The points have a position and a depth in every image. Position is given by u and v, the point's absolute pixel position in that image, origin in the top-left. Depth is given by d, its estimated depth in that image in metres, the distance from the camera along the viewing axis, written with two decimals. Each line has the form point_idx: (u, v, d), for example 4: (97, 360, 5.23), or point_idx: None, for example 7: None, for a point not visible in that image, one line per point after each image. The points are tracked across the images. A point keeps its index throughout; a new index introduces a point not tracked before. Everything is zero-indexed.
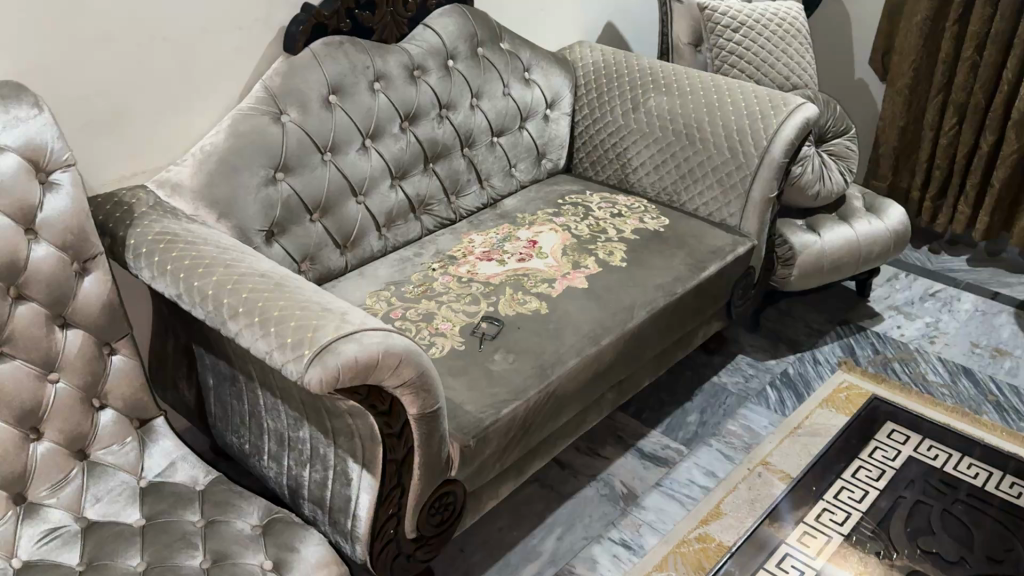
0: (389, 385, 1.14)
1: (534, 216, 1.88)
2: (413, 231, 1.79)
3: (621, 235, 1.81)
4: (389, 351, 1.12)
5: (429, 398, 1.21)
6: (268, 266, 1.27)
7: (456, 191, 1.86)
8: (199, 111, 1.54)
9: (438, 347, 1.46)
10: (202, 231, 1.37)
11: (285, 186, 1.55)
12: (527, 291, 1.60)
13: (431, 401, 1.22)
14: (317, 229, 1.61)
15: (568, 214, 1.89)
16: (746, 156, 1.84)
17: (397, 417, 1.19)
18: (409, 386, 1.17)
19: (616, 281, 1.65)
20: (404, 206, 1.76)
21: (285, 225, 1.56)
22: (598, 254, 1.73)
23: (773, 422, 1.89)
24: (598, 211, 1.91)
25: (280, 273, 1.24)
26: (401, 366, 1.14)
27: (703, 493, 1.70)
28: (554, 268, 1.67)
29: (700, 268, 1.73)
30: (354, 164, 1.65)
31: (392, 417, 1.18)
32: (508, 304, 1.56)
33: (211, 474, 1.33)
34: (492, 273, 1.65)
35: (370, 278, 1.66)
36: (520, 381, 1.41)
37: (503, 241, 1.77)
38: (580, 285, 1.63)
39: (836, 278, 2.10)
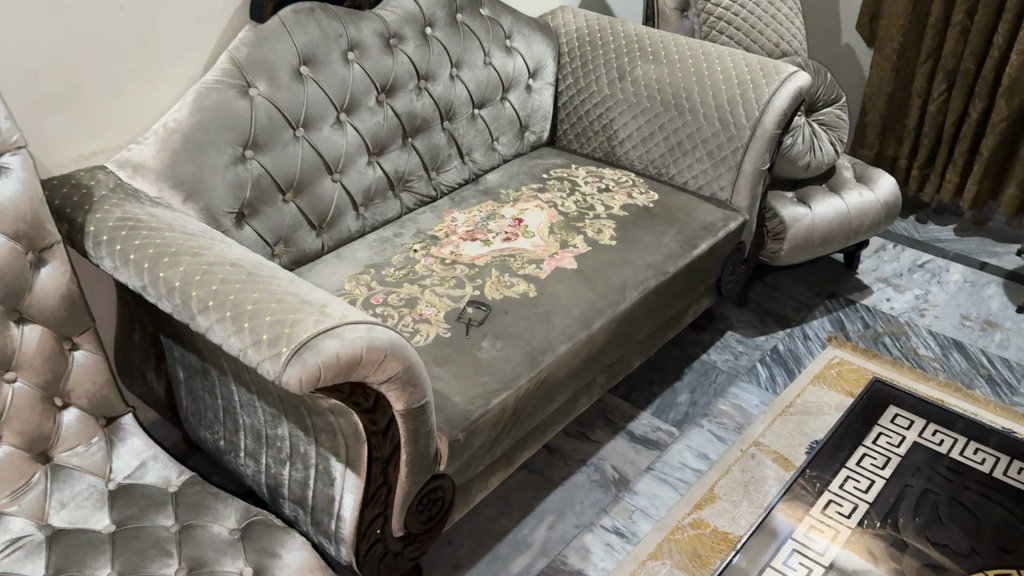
0: (374, 380, 1.07)
1: (518, 192, 1.80)
2: (393, 210, 1.71)
3: (609, 211, 1.74)
4: (373, 345, 1.04)
5: (416, 392, 1.14)
6: (241, 254, 1.18)
7: (437, 167, 1.78)
8: (160, 85, 1.44)
9: (423, 334, 1.39)
10: (167, 215, 1.28)
11: (255, 164, 1.46)
12: (514, 273, 1.53)
13: (418, 395, 1.15)
14: (290, 209, 1.53)
15: (553, 189, 1.82)
16: (738, 127, 1.77)
17: (383, 413, 1.12)
18: (395, 380, 1.10)
19: (606, 260, 1.59)
20: (383, 184, 1.67)
21: (256, 206, 1.47)
22: (586, 232, 1.66)
23: (765, 401, 1.84)
24: (584, 186, 1.84)
25: (254, 262, 1.16)
26: (386, 361, 1.07)
27: (695, 476, 1.65)
28: (542, 248, 1.60)
29: (692, 245, 1.67)
30: (329, 141, 1.55)
31: (377, 414, 1.11)
32: (494, 287, 1.49)
33: (184, 474, 1.26)
34: (477, 253, 1.58)
35: (347, 261, 1.58)
36: (510, 369, 1.34)
37: (487, 219, 1.70)
38: (570, 266, 1.56)
39: (827, 251, 2.05)
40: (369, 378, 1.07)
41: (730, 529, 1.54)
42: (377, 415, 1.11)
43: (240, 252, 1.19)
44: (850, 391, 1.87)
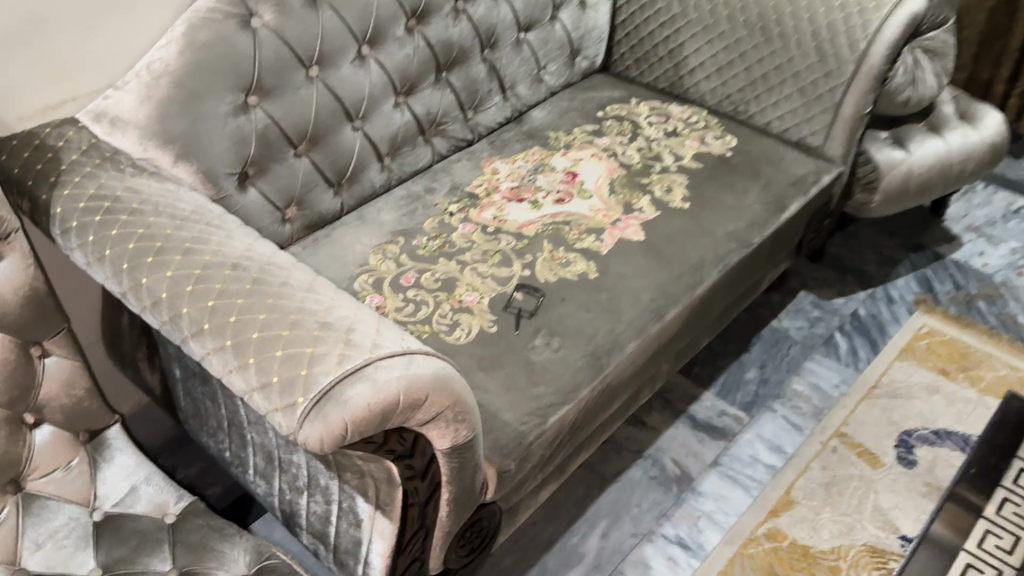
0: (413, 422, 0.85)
1: (571, 137, 1.53)
2: (423, 158, 1.45)
3: (680, 163, 1.47)
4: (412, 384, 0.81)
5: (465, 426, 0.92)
6: (242, 251, 0.94)
7: (475, 105, 1.51)
8: (143, 14, 1.16)
9: (464, 329, 1.16)
10: (153, 188, 1.03)
11: (260, 113, 1.20)
12: (571, 247, 1.28)
13: (467, 431, 0.92)
14: (303, 166, 1.27)
15: (611, 132, 1.54)
16: (839, 61, 1.46)
17: (423, 453, 0.90)
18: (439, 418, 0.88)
19: (679, 230, 1.33)
20: (412, 130, 1.41)
21: (263, 164, 1.22)
22: (654, 192, 1.40)
23: (846, 380, 1.62)
24: (647, 129, 1.56)
25: (259, 263, 0.92)
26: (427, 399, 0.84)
27: (769, 475, 1.45)
28: (602, 214, 1.34)
29: (779, 208, 1.40)
30: (349, 81, 1.28)
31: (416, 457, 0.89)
32: (547, 266, 1.25)
33: (184, 500, 1.06)
34: (526, 219, 1.33)
35: (372, 226, 1.34)
36: (570, 377, 1.11)
37: (535, 172, 1.44)
38: (637, 239, 1.30)
39: (920, 200, 1.78)
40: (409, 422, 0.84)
41: (810, 542, 1.35)
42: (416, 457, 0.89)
43: (242, 247, 0.95)
44: (942, 368, 1.64)
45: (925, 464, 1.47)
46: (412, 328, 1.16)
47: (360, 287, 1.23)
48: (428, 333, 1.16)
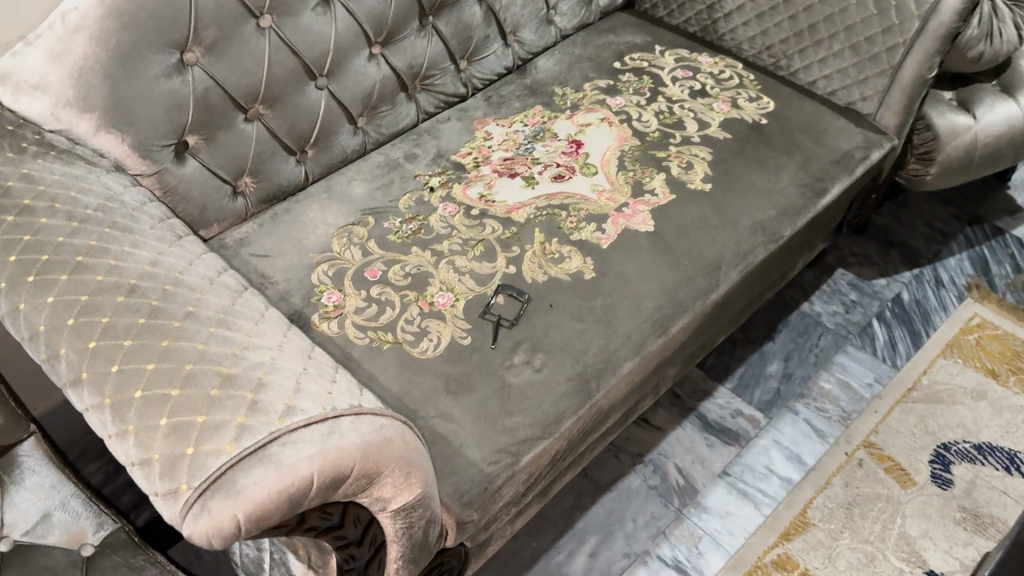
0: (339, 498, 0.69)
1: (579, 95, 1.32)
2: (406, 118, 1.26)
3: (703, 132, 1.26)
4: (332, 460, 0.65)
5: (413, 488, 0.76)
6: (147, 267, 0.77)
7: (469, 55, 1.30)
8: None
9: (431, 340, 0.99)
10: (56, 173, 0.86)
11: (200, 72, 1.01)
12: (566, 238, 1.10)
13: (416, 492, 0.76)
14: (256, 132, 1.09)
15: (627, 90, 1.33)
16: (901, 14, 1.22)
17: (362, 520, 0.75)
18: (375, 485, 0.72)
19: (695, 219, 1.14)
20: (390, 86, 1.21)
21: (207, 132, 1.04)
22: (670, 170, 1.20)
23: (880, 379, 1.44)
24: (669, 87, 1.34)
25: (163, 287, 0.75)
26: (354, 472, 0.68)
27: (784, 490, 1.29)
28: (607, 197, 1.15)
29: (816, 193, 1.20)
30: (310, 32, 1.08)
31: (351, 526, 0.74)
32: (535, 262, 1.07)
33: (104, 529, 0.93)
34: (517, 201, 1.14)
35: (340, 202, 1.16)
36: (551, 404, 0.95)
37: (533, 139, 1.24)
38: (645, 229, 1.12)
39: (984, 171, 1.55)
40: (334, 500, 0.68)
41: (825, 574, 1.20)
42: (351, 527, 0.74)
43: (147, 262, 0.78)
44: (991, 368, 1.45)
45: (963, 484, 1.30)
46: (374, 335, 1.00)
47: (318, 279, 1.06)
48: (391, 343, 0.99)
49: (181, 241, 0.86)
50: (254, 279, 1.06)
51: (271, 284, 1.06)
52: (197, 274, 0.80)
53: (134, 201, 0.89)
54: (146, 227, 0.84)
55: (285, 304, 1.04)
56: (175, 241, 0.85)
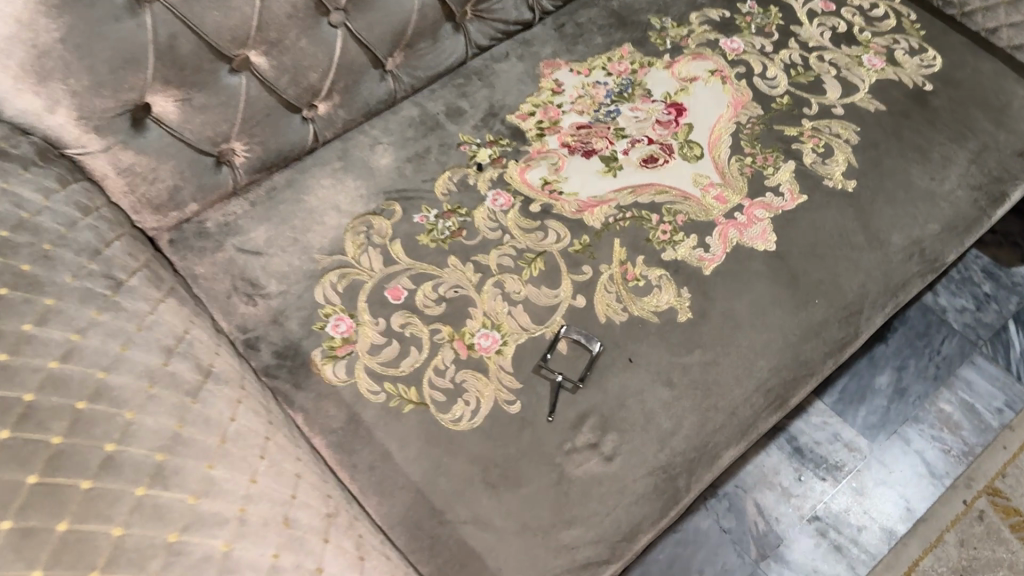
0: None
1: (683, 31, 0.99)
2: (451, 56, 0.95)
3: (847, 100, 0.94)
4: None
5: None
6: (55, 366, 0.52)
7: None
8: None
9: (468, 403, 0.75)
10: None
11: (164, 12, 0.70)
12: (655, 258, 0.82)
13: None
14: (245, 87, 0.80)
15: (747, 28, 1.00)
16: None
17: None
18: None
19: (831, 236, 0.85)
20: (431, 17, 0.89)
21: (178, 91, 0.76)
22: (802, 157, 0.89)
23: (1012, 403, 1.18)
24: (804, 27, 1.00)
25: (72, 409, 0.50)
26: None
27: (885, 545, 1.07)
28: (714, 196, 0.86)
29: (993, 200, 0.90)
30: None
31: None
32: (612, 292, 0.80)
33: None
34: (593, 194, 0.85)
35: (358, 177, 0.88)
36: (624, 512, 0.71)
37: (619, 97, 0.93)
38: (763, 249, 0.83)
39: None
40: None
41: None
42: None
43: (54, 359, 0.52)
44: None
45: None
46: (393, 389, 0.75)
47: (324, 296, 0.80)
48: (417, 403, 0.74)
49: (119, 296, 0.60)
50: (241, 289, 0.81)
51: (262, 297, 0.80)
52: (132, 369, 0.55)
53: (57, 221, 0.62)
54: (68, 277, 0.58)
55: (279, 329, 0.79)
56: (108, 299, 0.59)
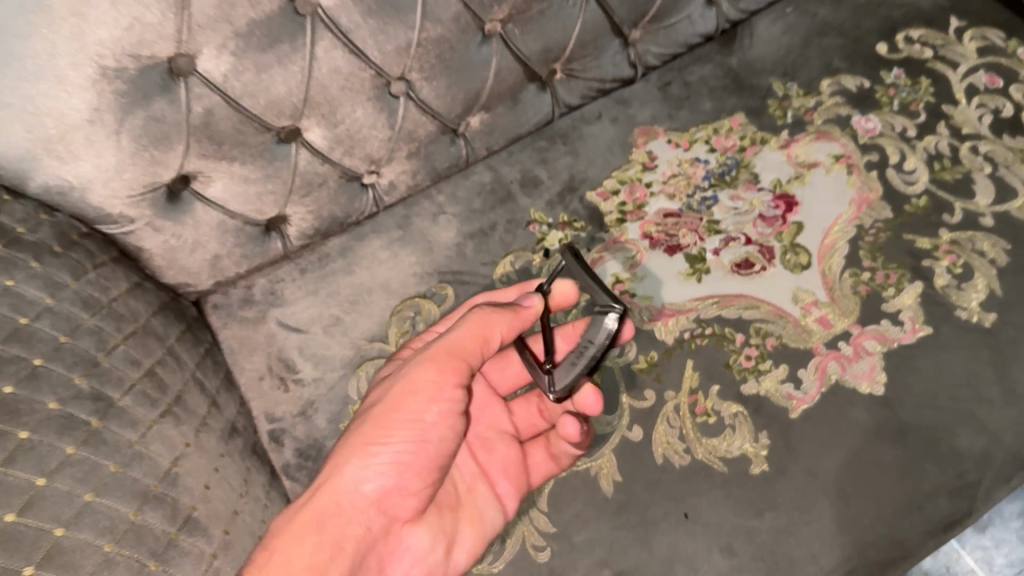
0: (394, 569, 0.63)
1: (809, 103, 0.86)
2: (544, 112, 0.85)
3: (1001, 208, 0.78)
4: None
5: (397, 393, 0.59)
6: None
7: (646, 21, 0.84)
8: None
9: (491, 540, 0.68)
10: None
11: (201, 85, 0.63)
12: (733, 390, 0.70)
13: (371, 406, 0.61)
14: (297, 159, 0.72)
15: (889, 103, 0.85)
16: None
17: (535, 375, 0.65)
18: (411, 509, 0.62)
19: (955, 386, 0.70)
20: (510, 82, 0.79)
21: (220, 166, 0.69)
22: (932, 279, 0.75)
23: None
24: (960, 106, 0.85)
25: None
26: (311, 524, 0.57)
27: None
28: (817, 318, 0.73)
29: None
30: (392, 8, 0.67)
31: (506, 491, 0.69)
32: (676, 428, 0.69)
33: None
34: (670, 301, 0.75)
35: (416, 251, 0.80)
36: None
37: (725, 176, 0.82)
38: (867, 391, 0.70)
39: None
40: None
41: None
42: (513, 493, 0.68)
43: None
44: None
45: None
46: None
47: (357, 390, 0.73)
48: None
49: (86, 380, 0.56)
50: (274, 371, 0.75)
51: (294, 384, 0.74)
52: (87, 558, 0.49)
53: (57, 326, 0.58)
54: (35, 357, 0.55)
55: (306, 424, 0.72)
56: (77, 390, 0.56)
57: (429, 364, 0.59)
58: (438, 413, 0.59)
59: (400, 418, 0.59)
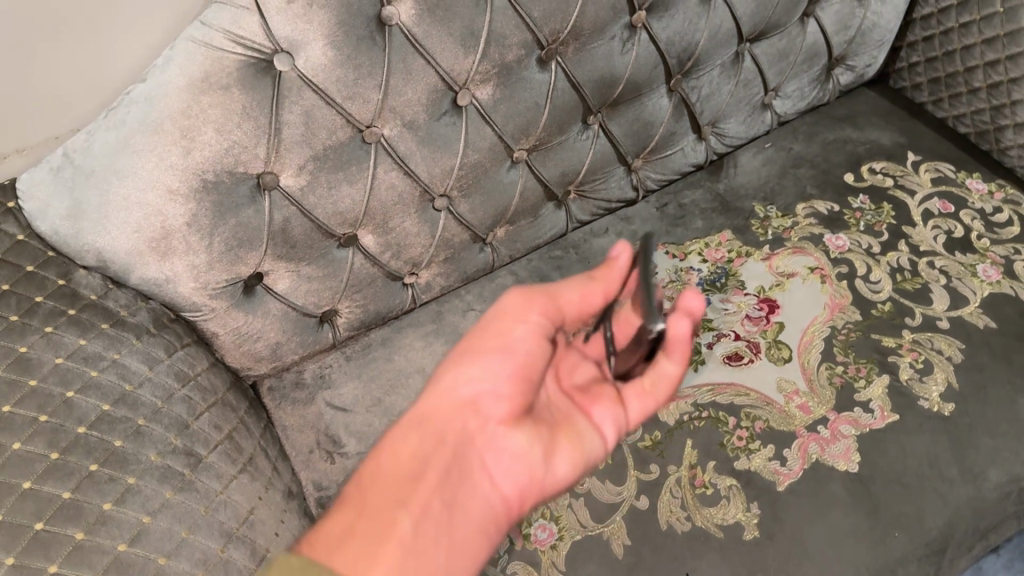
0: (498, 471, 0.61)
1: (787, 222, 1.00)
2: (558, 226, 0.99)
3: (955, 313, 0.90)
4: (430, 491, 0.58)
5: (484, 329, 0.68)
6: (108, 508, 0.60)
7: (646, 152, 0.99)
8: (124, 38, 0.76)
9: None
10: (61, 364, 0.65)
11: (281, 197, 0.76)
12: (726, 465, 0.81)
13: None
14: (352, 260, 0.85)
15: (856, 223, 0.99)
16: None
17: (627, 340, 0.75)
18: (506, 412, 0.63)
19: (920, 464, 0.80)
20: (532, 200, 0.93)
21: (289, 264, 0.81)
22: (898, 372, 0.86)
23: None
24: (917, 228, 0.99)
25: (73, 539, 0.57)
26: (406, 429, 0.63)
27: None
28: (798, 404, 0.84)
29: None
30: (440, 139, 0.81)
31: (603, 418, 0.68)
32: (678, 497, 0.79)
33: None
34: None
35: (447, 343, 0.91)
36: None
37: (716, 282, 0.95)
38: (844, 467, 0.80)
39: None
40: (491, 484, 0.61)
41: None
42: (609, 419, 0.68)
43: (82, 489, 0.60)
44: None
45: None
46: None
47: None
48: None
49: (179, 439, 0.68)
50: (323, 445, 0.84)
51: (340, 456, 0.84)
52: None
53: (155, 394, 0.69)
54: (138, 418, 0.66)
55: None
56: (173, 445, 0.67)
57: (519, 296, 0.69)
58: (518, 341, 0.67)
59: (485, 333, 0.68)
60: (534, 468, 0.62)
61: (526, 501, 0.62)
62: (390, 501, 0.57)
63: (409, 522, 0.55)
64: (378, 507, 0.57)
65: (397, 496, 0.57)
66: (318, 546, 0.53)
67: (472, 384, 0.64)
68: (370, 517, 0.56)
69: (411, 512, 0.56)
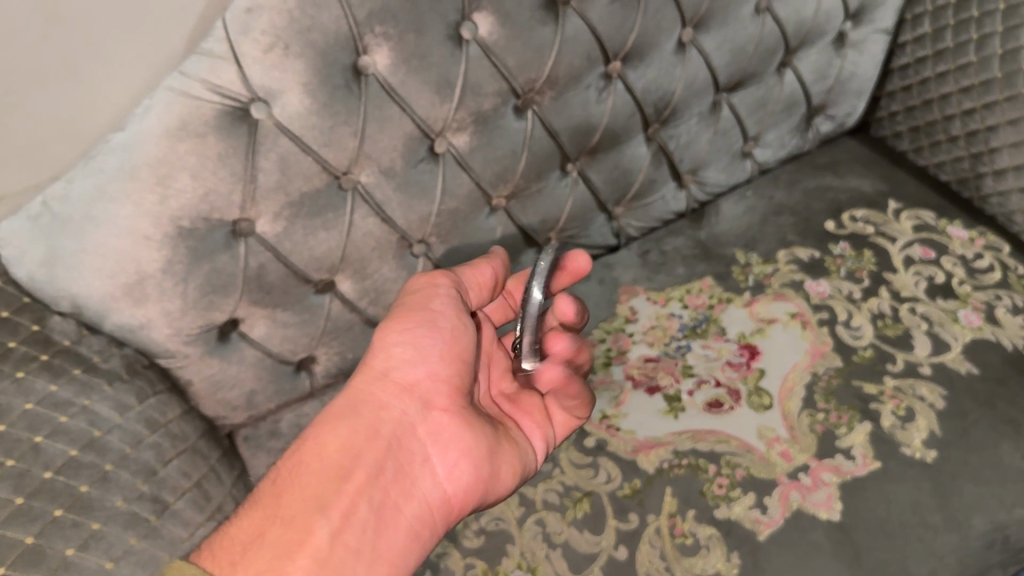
0: (439, 467, 0.70)
1: (768, 269, 1.00)
2: None
3: (937, 358, 0.90)
4: (355, 493, 0.65)
5: (411, 297, 0.75)
6: (70, 554, 0.59)
7: (627, 200, 1.00)
8: (105, 89, 0.77)
9: None
10: (30, 409, 0.65)
11: (257, 244, 0.76)
12: (706, 514, 0.79)
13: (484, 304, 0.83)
14: (329, 307, 0.85)
15: (837, 270, 1.00)
16: None
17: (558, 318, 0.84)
18: (444, 399, 0.72)
19: (904, 512, 0.78)
20: (512, 247, 0.93)
21: (266, 311, 0.81)
22: (880, 419, 0.85)
23: None
24: (898, 274, 0.99)
25: None
26: (339, 413, 0.71)
27: None
28: (780, 451, 0.83)
29: None
30: (418, 186, 0.82)
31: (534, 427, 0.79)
32: (656, 546, 0.77)
33: None
34: (651, 435, 0.85)
35: None
36: None
37: (696, 329, 0.95)
38: (826, 516, 0.78)
39: None
40: (434, 479, 0.70)
41: None
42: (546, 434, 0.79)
43: (45, 535, 0.59)
44: None
45: None
46: None
47: None
48: None
49: (147, 485, 0.67)
50: None
51: None
52: None
53: (124, 440, 0.68)
54: (106, 463, 0.66)
55: None
56: (140, 491, 0.66)
57: (427, 277, 0.76)
58: (443, 305, 0.74)
59: (413, 307, 0.73)
60: (478, 465, 0.71)
61: (466, 502, 0.71)
62: (316, 501, 0.63)
63: (328, 528, 0.62)
64: (308, 500, 0.63)
65: (321, 496, 0.64)
66: (218, 555, 0.57)
67: (415, 368, 0.72)
68: (291, 519, 0.62)
69: (331, 517, 0.63)
